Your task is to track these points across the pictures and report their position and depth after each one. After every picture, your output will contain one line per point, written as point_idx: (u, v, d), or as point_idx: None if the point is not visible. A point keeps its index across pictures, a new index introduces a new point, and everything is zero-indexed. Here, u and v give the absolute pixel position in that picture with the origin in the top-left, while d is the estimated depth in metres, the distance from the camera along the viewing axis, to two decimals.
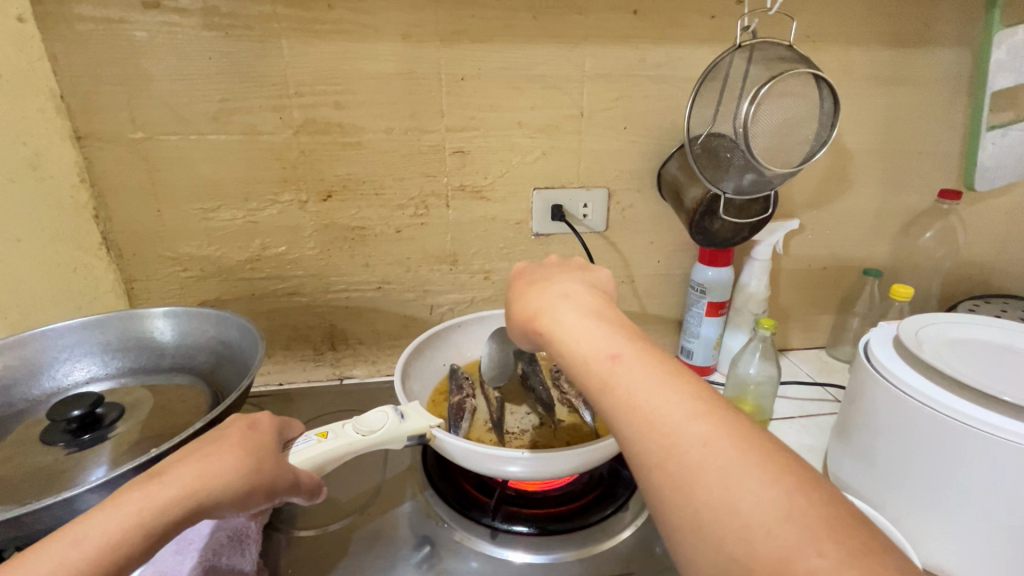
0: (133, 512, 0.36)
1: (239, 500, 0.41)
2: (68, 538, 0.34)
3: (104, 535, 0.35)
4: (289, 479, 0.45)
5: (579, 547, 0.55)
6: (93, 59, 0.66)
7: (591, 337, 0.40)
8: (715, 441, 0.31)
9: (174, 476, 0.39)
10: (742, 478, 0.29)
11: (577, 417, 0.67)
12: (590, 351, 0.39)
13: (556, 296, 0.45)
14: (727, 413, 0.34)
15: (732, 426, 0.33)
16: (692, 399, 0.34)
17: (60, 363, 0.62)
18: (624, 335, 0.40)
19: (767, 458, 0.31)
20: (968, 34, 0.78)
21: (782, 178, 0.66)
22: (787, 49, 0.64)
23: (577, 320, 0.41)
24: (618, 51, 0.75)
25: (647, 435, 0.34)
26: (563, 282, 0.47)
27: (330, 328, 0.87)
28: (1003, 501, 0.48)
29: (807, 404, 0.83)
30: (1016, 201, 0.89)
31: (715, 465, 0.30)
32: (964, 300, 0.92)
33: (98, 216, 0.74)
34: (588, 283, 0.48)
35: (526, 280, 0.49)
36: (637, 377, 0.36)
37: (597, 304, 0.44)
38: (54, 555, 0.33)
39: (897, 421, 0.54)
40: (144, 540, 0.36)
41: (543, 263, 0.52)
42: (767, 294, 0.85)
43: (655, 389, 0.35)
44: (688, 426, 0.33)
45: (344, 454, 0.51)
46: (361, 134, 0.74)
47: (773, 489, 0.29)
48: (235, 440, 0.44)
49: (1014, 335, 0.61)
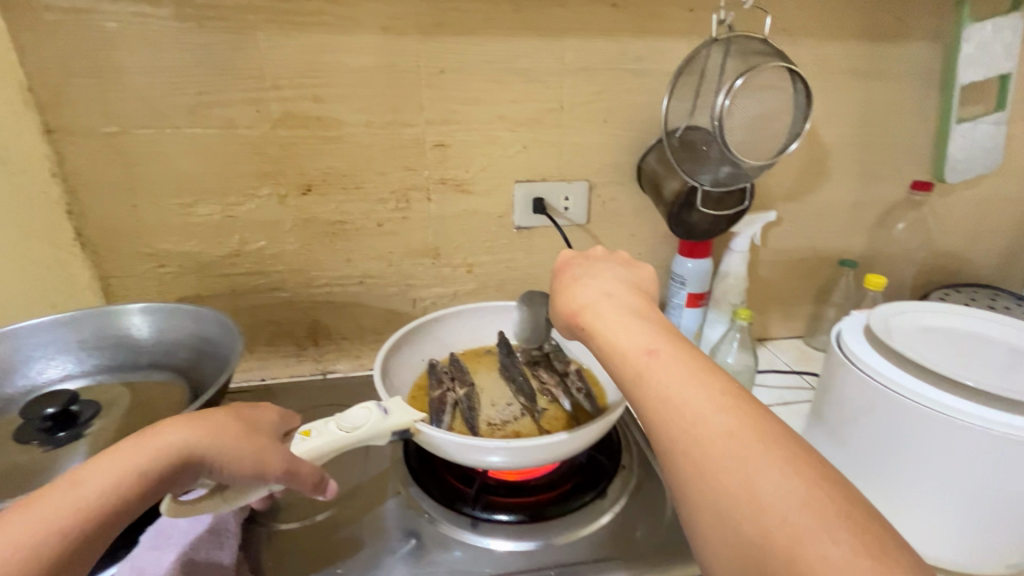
0: (149, 453, 0.40)
1: (239, 465, 0.43)
2: (89, 469, 0.38)
3: (120, 472, 0.38)
4: (288, 461, 0.47)
5: (559, 533, 0.56)
6: (63, 51, 0.64)
7: (630, 332, 0.43)
8: (739, 433, 0.34)
9: (189, 427, 0.42)
10: (763, 468, 0.32)
11: (557, 407, 0.68)
12: (627, 345, 0.42)
13: (600, 294, 0.48)
14: (755, 408, 0.36)
15: (755, 420, 0.35)
16: (720, 394, 0.37)
17: (34, 361, 0.61)
18: (660, 333, 0.43)
19: (788, 450, 0.33)
20: (940, 28, 0.79)
21: (758, 171, 0.67)
22: (762, 42, 0.64)
23: (617, 317, 0.45)
24: (598, 44, 0.75)
25: (674, 423, 0.36)
26: (605, 279, 0.50)
27: (313, 323, 0.86)
28: (959, 479, 0.50)
29: (785, 392, 0.85)
30: (986, 192, 0.91)
31: (739, 454, 0.33)
32: (936, 289, 0.94)
33: (72, 212, 0.72)
34: (630, 282, 0.51)
35: (571, 273, 0.53)
36: (670, 371, 0.39)
37: (637, 304, 0.47)
38: (76, 482, 0.37)
39: (867, 407, 0.56)
40: (148, 479, 0.39)
41: (589, 256, 0.56)
42: (745, 284, 0.87)
43: (686, 382, 0.38)
44: (714, 418, 0.35)
45: (327, 451, 0.51)
46: (341, 128, 0.74)
47: (791, 479, 0.32)
48: (245, 414, 0.47)
49: (979, 322, 0.63)
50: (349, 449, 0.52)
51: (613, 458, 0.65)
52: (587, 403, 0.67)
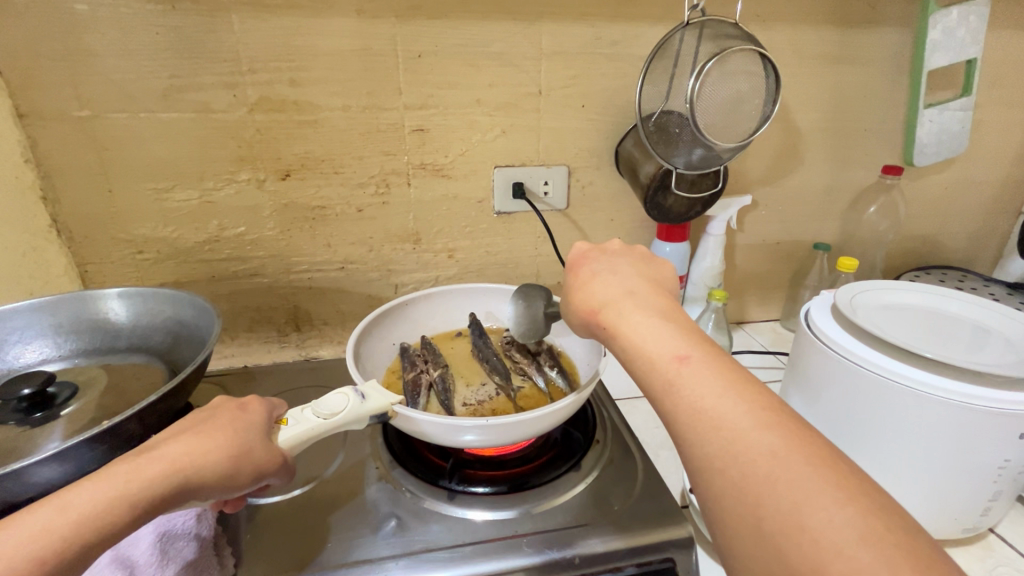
0: (122, 483, 0.37)
1: (224, 481, 0.41)
2: (55, 505, 0.35)
3: (92, 506, 0.35)
4: (278, 461, 0.46)
5: (537, 501, 0.57)
6: (32, 34, 0.64)
7: (658, 337, 0.41)
8: (783, 454, 0.32)
9: (163, 453, 0.40)
10: (814, 494, 0.30)
11: (531, 384, 0.70)
12: (657, 351, 0.40)
13: (621, 292, 0.46)
14: (798, 427, 0.34)
15: (800, 440, 0.33)
16: (760, 409, 0.35)
17: (10, 346, 0.61)
18: (689, 338, 0.41)
19: (838, 475, 0.31)
20: (907, 14, 0.81)
21: (729, 153, 0.69)
22: (732, 27, 0.66)
23: (643, 319, 0.43)
24: (574, 29, 0.76)
25: (712, 440, 0.34)
26: (626, 277, 0.48)
27: (294, 309, 0.86)
28: (928, 447, 0.52)
29: (760, 372, 0.87)
30: (954, 176, 0.94)
31: (784, 477, 0.31)
32: (907, 273, 0.97)
33: (46, 198, 0.72)
34: (651, 279, 0.49)
35: (588, 269, 0.51)
36: (703, 380, 0.37)
37: (662, 304, 0.45)
38: (41, 520, 0.34)
39: (841, 384, 0.57)
40: (129, 511, 0.36)
41: (603, 250, 0.53)
42: (722, 267, 0.89)
43: (722, 395, 0.36)
44: (756, 436, 0.33)
45: (305, 438, 0.49)
46: (318, 112, 0.74)
47: (846, 508, 0.29)
48: (225, 422, 0.45)
49: (942, 299, 0.65)
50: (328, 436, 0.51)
51: (587, 434, 0.66)
52: (561, 380, 0.69)
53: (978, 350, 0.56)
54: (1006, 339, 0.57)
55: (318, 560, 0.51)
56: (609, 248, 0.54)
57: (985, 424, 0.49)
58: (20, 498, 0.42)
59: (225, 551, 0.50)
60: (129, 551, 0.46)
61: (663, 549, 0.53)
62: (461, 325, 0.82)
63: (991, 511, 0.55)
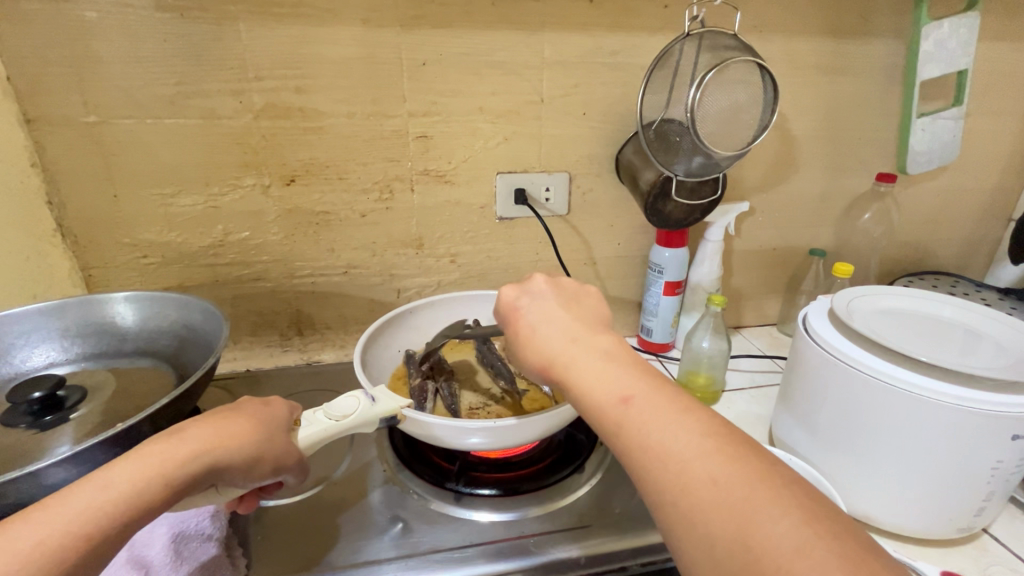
0: (157, 463, 0.38)
1: (247, 467, 0.42)
2: (95, 483, 0.35)
3: (130, 485, 0.36)
4: (294, 457, 0.47)
5: (540, 504, 0.58)
6: (42, 41, 0.65)
7: (604, 383, 0.41)
8: (724, 480, 0.34)
9: (193, 433, 0.41)
10: (754, 513, 0.32)
11: (536, 388, 0.71)
12: (603, 398, 0.41)
13: (565, 338, 0.46)
14: (737, 448, 0.36)
15: (741, 461, 0.35)
16: (701, 435, 0.36)
17: (18, 349, 0.62)
18: (633, 376, 0.41)
19: (774, 491, 0.33)
20: (900, 26, 0.83)
21: (728, 161, 0.70)
22: (732, 38, 0.68)
23: (586, 366, 0.43)
24: (575, 38, 0.77)
25: (661, 473, 0.36)
26: (562, 319, 0.48)
27: (297, 313, 0.87)
28: (919, 450, 0.53)
29: (757, 376, 0.88)
30: (945, 184, 0.96)
31: (727, 502, 0.33)
32: (900, 278, 0.98)
33: (51, 203, 0.72)
34: (586, 314, 0.49)
35: (522, 316, 0.50)
36: (647, 418, 0.38)
37: (605, 344, 0.45)
38: (82, 498, 0.35)
39: (834, 387, 0.58)
40: (165, 491, 0.37)
41: (531, 288, 0.52)
42: (719, 273, 0.90)
43: (667, 429, 0.37)
44: (698, 465, 0.35)
45: (317, 441, 0.49)
46: (323, 118, 0.75)
47: (783, 522, 0.31)
48: (250, 412, 0.46)
49: (934, 305, 0.66)
50: (339, 438, 0.51)
51: (591, 436, 0.68)
52: None
53: (969, 353, 0.57)
54: (997, 344, 0.59)
55: (327, 560, 0.51)
56: (534, 283, 0.52)
57: (976, 425, 0.51)
58: (34, 500, 0.43)
59: (236, 552, 0.51)
60: (144, 552, 0.46)
61: (666, 547, 0.54)
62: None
63: (985, 511, 0.56)
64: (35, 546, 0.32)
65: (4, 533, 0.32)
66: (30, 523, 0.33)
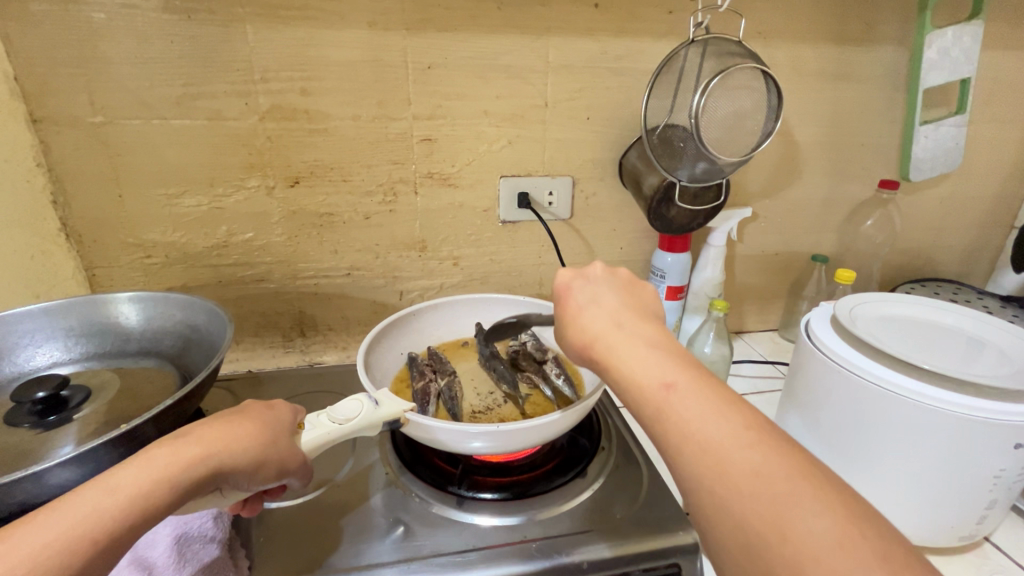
0: (162, 466, 0.38)
1: (251, 470, 0.42)
2: (100, 487, 0.35)
3: (137, 488, 0.36)
4: (299, 460, 0.47)
5: (544, 508, 0.58)
6: (49, 41, 0.65)
7: (647, 366, 0.42)
8: (766, 473, 0.34)
9: (198, 436, 0.41)
10: (794, 507, 0.32)
11: (538, 392, 0.71)
12: (645, 380, 0.41)
13: (610, 321, 0.47)
14: (778, 441, 0.36)
15: (780, 455, 0.35)
16: (743, 427, 0.36)
17: (22, 349, 0.62)
18: (676, 363, 0.42)
19: (817, 488, 0.33)
20: (904, 34, 0.83)
21: (732, 167, 0.70)
22: (737, 44, 0.68)
23: (631, 349, 0.44)
24: (581, 43, 0.77)
25: (698, 461, 0.36)
26: (612, 304, 0.49)
27: (299, 314, 0.87)
28: (926, 457, 0.53)
29: (759, 381, 0.89)
30: (948, 191, 0.96)
31: (768, 494, 0.33)
32: (902, 285, 0.98)
33: (56, 202, 0.72)
34: (636, 304, 0.49)
35: (575, 298, 0.50)
36: (692, 404, 0.38)
37: (649, 331, 0.45)
38: (87, 501, 0.35)
39: (841, 393, 0.58)
40: (169, 494, 0.37)
41: (587, 271, 0.53)
42: (721, 278, 0.90)
43: (708, 417, 0.37)
44: (739, 454, 0.35)
45: (322, 444, 0.49)
46: (327, 121, 0.75)
47: (824, 520, 0.31)
48: (253, 414, 0.46)
49: (941, 312, 0.66)
50: (343, 441, 0.51)
51: (593, 440, 0.68)
52: (567, 387, 0.70)
53: (974, 361, 0.57)
54: (999, 351, 0.59)
55: (329, 562, 0.52)
56: (593, 267, 0.53)
57: (990, 435, 0.51)
58: (38, 500, 0.43)
59: (239, 554, 0.51)
60: (147, 553, 0.46)
61: (669, 554, 0.54)
62: (466, 334, 0.83)
63: (986, 520, 0.56)
64: (43, 549, 0.32)
65: (9, 536, 0.32)
66: (35, 526, 0.33)
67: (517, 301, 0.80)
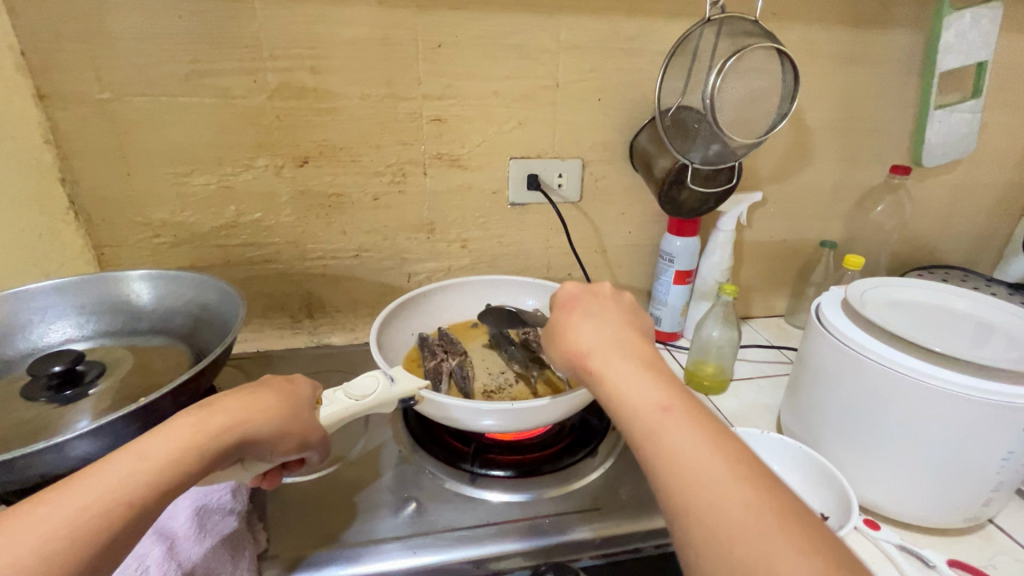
0: (190, 434, 0.38)
1: (273, 440, 0.43)
2: (134, 453, 0.36)
3: (168, 454, 0.36)
4: (319, 435, 0.47)
5: (554, 486, 0.59)
6: (55, 15, 0.64)
7: (643, 386, 0.42)
8: (756, 509, 0.34)
9: (223, 406, 0.41)
10: (781, 546, 0.32)
11: (550, 372, 0.71)
12: (640, 399, 0.41)
13: (608, 338, 0.47)
14: (768, 480, 0.36)
15: (769, 493, 0.35)
16: (735, 461, 0.37)
17: (35, 325, 0.62)
18: (672, 389, 0.42)
19: (804, 531, 0.33)
20: (920, 16, 0.82)
21: (745, 149, 0.70)
22: (753, 24, 0.67)
23: (626, 367, 0.44)
24: (593, 22, 0.76)
25: (689, 486, 0.36)
26: (610, 322, 0.49)
27: (307, 296, 0.87)
28: (927, 442, 0.54)
29: (765, 366, 0.89)
30: (959, 178, 0.95)
31: (756, 530, 0.33)
32: (910, 272, 0.98)
33: (64, 179, 0.72)
34: (633, 325, 0.49)
35: (575, 311, 0.50)
36: (686, 431, 0.38)
37: (645, 354, 0.46)
38: (123, 466, 0.35)
39: (845, 376, 0.59)
40: (199, 460, 0.37)
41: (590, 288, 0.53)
42: (730, 263, 0.89)
43: (701, 447, 0.37)
44: (730, 487, 0.35)
45: (339, 419, 0.50)
46: (337, 100, 0.74)
47: (809, 562, 0.31)
48: (276, 387, 0.46)
49: (952, 297, 0.66)
50: (359, 417, 0.51)
51: (604, 420, 0.68)
52: None
53: (983, 344, 0.57)
54: (1010, 336, 0.59)
55: (344, 536, 0.52)
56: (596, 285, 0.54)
57: (991, 415, 0.51)
58: (59, 471, 0.43)
59: (258, 527, 0.52)
60: (168, 524, 0.46)
61: None
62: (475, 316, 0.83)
63: (992, 502, 0.57)
64: (82, 511, 0.32)
65: (51, 497, 0.33)
66: (72, 491, 0.33)
67: (528, 283, 0.80)
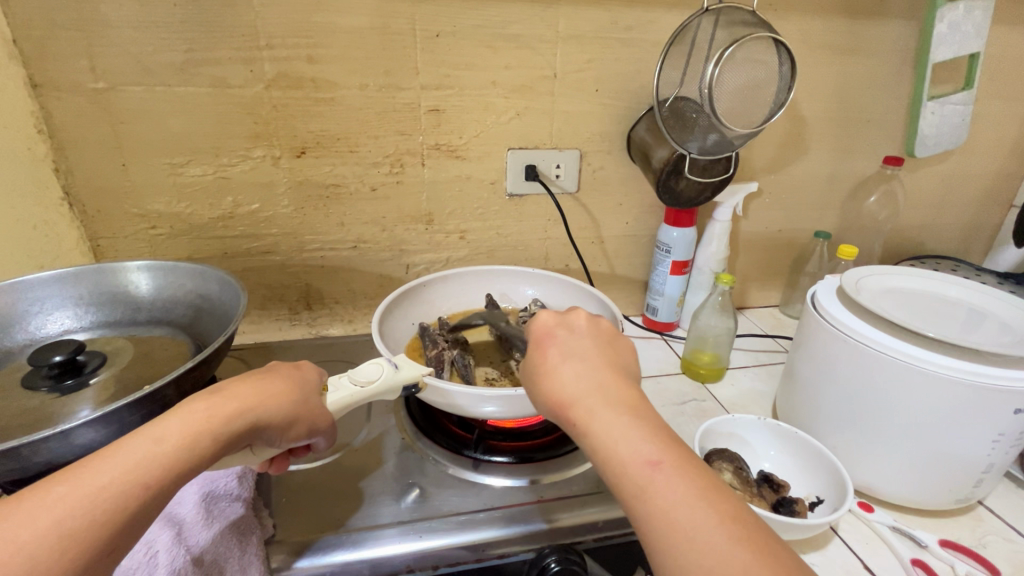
0: (202, 419, 0.38)
1: (283, 426, 0.43)
2: (150, 435, 0.36)
3: (181, 438, 0.37)
4: (326, 422, 0.47)
5: (555, 471, 0.60)
6: (48, 3, 0.64)
7: (631, 439, 0.40)
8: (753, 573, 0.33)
9: (234, 392, 0.41)
10: None
11: None
12: (629, 454, 0.39)
13: (590, 382, 0.44)
14: (763, 536, 0.35)
15: (765, 553, 0.34)
16: (728, 520, 0.35)
17: (33, 316, 0.62)
18: (660, 440, 0.40)
19: None
20: (914, 7, 0.83)
21: (743, 139, 0.71)
22: (750, 14, 0.68)
23: (612, 419, 0.41)
24: (590, 12, 0.77)
25: (682, 550, 0.35)
26: (591, 360, 0.45)
27: (306, 287, 0.87)
28: (919, 427, 0.55)
29: (761, 355, 0.90)
30: (951, 169, 0.97)
31: None
32: (902, 262, 1.00)
33: (59, 169, 0.72)
34: (615, 360, 0.46)
35: (555, 349, 0.47)
36: (677, 488, 0.37)
37: (632, 400, 0.43)
38: (139, 447, 0.35)
39: (841, 362, 0.59)
40: (212, 444, 0.38)
41: (569, 321, 0.49)
42: (727, 253, 0.90)
43: (694, 506, 0.36)
44: (725, 550, 0.34)
45: (346, 405, 0.50)
46: (335, 90, 0.74)
47: None
48: (285, 374, 0.46)
49: (946, 285, 0.67)
50: (364, 403, 0.51)
51: None
52: None
53: (975, 330, 0.58)
54: (1001, 322, 0.60)
55: (350, 521, 0.53)
56: (574, 316, 0.49)
57: (981, 398, 0.52)
58: (64, 458, 0.43)
59: (264, 512, 0.52)
60: (176, 510, 0.47)
61: None
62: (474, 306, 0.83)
63: (983, 483, 0.58)
64: (99, 491, 0.33)
65: (70, 475, 0.33)
66: (90, 470, 0.34)
67: (527, 273, 0.80)
